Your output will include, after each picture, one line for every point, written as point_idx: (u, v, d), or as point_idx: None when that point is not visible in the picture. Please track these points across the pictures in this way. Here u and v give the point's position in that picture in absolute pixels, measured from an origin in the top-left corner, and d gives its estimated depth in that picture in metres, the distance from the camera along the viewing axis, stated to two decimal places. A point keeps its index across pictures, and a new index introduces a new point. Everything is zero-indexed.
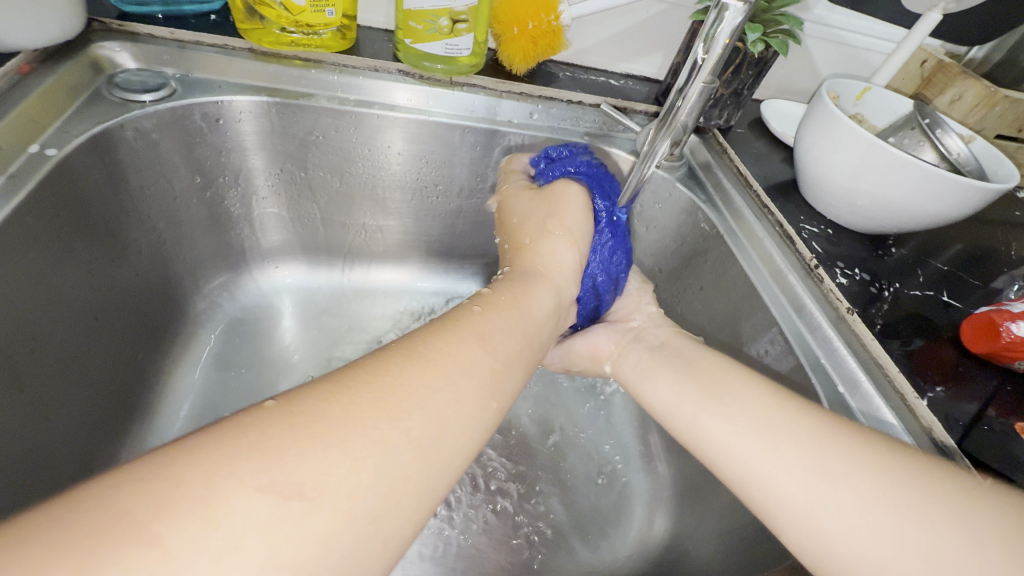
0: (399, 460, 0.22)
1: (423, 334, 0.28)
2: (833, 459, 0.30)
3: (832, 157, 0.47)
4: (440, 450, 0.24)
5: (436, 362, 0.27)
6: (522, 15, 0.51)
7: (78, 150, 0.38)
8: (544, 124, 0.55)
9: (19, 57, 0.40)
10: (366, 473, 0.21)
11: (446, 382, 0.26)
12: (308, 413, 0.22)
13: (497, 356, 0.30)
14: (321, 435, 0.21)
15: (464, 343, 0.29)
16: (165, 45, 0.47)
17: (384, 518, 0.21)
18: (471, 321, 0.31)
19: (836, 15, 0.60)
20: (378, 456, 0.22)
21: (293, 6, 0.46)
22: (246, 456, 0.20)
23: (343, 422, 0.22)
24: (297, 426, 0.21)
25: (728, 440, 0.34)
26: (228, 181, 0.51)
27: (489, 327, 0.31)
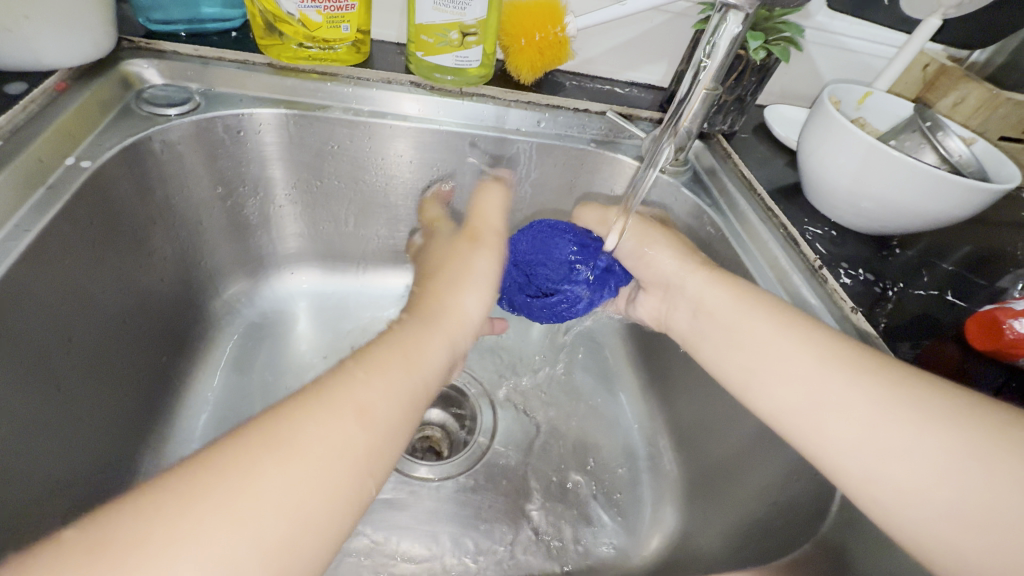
0: (256, 547, 0.24)
1: (297, 407, 0.29)
2: (886, 404, 0.33)
3: (834, 161, 0.48)
4: (306, 525, 0.26)
5: (306, 438, 0.27)
6: (529, 27, 0.53)
7: (110, 162, 0.40)
8: (552, 132, 0.56)
9: (56, 76, 0.42)
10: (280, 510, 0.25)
11: (311, 455, 0.27)
12: (156, 505, 0.24)
13: (380, 426, 0.30)
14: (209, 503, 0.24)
15: (335, 414, 0.29)
16: (189, 62, 0.49)
17: (322, 544, 0.26)
18: (348, 387, 0.30)
19: (837, 22, 0.61)
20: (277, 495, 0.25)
21: (310, 22, 0.48)
22: (152, 533, 0.23)
23: (198, 516, 0.24)
24: (151, 527, 0.23)
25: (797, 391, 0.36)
26: (247, 190, 0.53)
27: (371, 394, 0.30)
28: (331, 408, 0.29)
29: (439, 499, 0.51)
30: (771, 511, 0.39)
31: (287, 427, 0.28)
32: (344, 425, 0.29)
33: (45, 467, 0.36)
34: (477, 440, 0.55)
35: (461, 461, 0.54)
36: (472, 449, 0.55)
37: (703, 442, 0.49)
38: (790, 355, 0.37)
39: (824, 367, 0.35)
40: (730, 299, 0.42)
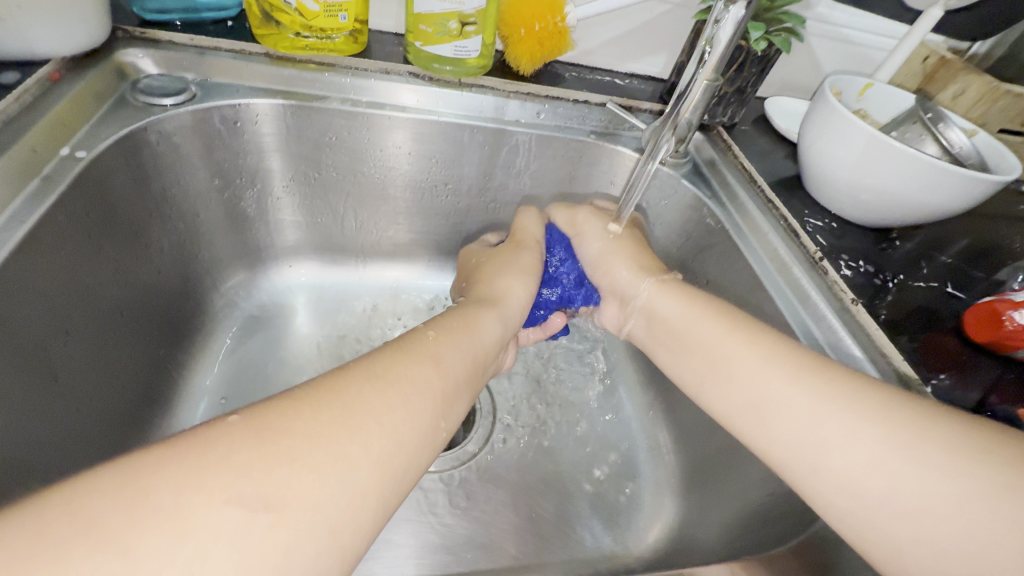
0: (358, 473, 0.24)
1: (380, 357, 0.29)
2: (868, 412, 0.30)
3: (835, 152, 0.47)
4: (395, 462, 0.26)
5: (393, 380, 0.28)
6: (529, 17, 0.53)
7: (106, 152, 0.40)
8: (551, 124, 0.56)
9: (50, 65, 0.41)
10: (379, 449, 0.25)
11: (401, 395, 0.28)
12: (259, 425, 0.23)
13: (450, 380, 0.31)
14: (331, 426, 0.24)
15: (416, 363, 0.30)
16: (185, 52, 0.49)
17: (392, 493, 0.25)
18: (423, 344, 0.32)
19: (838, 13, 0.60)
20: (379, 432, 0.26)
21: (307, 12, 0.48)
22: (271, 445, 0.22)
23: (306, 437, 0.23)
24: (259, 442, 0.22)
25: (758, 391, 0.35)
26: (245, 182, 0.52)
27: (443, 351, 0.32)
28: (414, 357, 0.30)
29: (438, 492, 0.51)
30: (769, 502, 0.39)
31: (380, 373, 0.28)
32: (426, 371, 0.30)
33: (43, 460, 0.36)
34: (477, 433, 0.55)
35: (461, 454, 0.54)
36: (472, 443, 0.55)
37: (702, 434, 0.49)
38: (762, 369, 0.35)
39: (782, 370, 0.34)
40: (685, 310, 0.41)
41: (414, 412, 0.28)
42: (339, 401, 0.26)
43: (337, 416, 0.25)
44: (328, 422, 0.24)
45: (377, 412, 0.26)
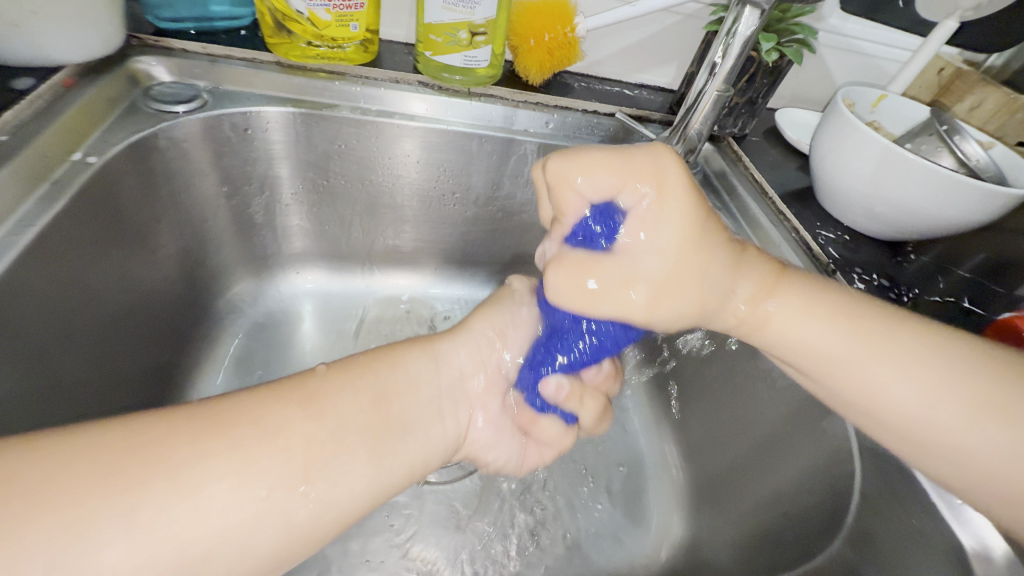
0: (149, 558, 0.21)
1: (257, 397, 0.26)
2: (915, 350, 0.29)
3: (848, 163, 0.47)
4: (212, 542, 0.22)
5: (249, 436, 0.24)
6: (538, 27, 0.53)
7: (116, 157, 0.40)
8: (560, 133, 0.56)
9: (63, 71, 0.42)
10: (238, 486, 0.23)
11: (248, 454, 0.24)
12: (56, 459, 0.21)
13: (334, 438, 0.27)
14: (200, 454, 0.23)
15: (289, 413, 0.26)
16: (197, 60, 0.49)
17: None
18: (313, 384, 0.28)
19: (850, 24, 0.60)
20: (249, 467, 0.24)
21: (319, 21, 0.48)
22: (64, 495, 0.20)
23: (96, 490, 0.20)
24: (40, 483, 0.20)
25: (818, 343, 0.30)
26: (253, 189, 0.53)
27: (335, 393, 0.28)
28: (294, 405, 0.26)
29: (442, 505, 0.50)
30: (781, 522, 0.38)
31: (239, 427, 0.24)
32: (300, 424, 0.26)
33: None
34: None
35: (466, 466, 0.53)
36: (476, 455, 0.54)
37: (711, 450, 0.48)
38: (810, 316, 0.30)
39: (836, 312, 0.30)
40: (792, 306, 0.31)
41: (298, 456, 0.25)
42: (225, 420, 0.24)
43: (213, 435, 0.24)
44: (199, 445, 0.23)
45: (257, 447, 0.24)
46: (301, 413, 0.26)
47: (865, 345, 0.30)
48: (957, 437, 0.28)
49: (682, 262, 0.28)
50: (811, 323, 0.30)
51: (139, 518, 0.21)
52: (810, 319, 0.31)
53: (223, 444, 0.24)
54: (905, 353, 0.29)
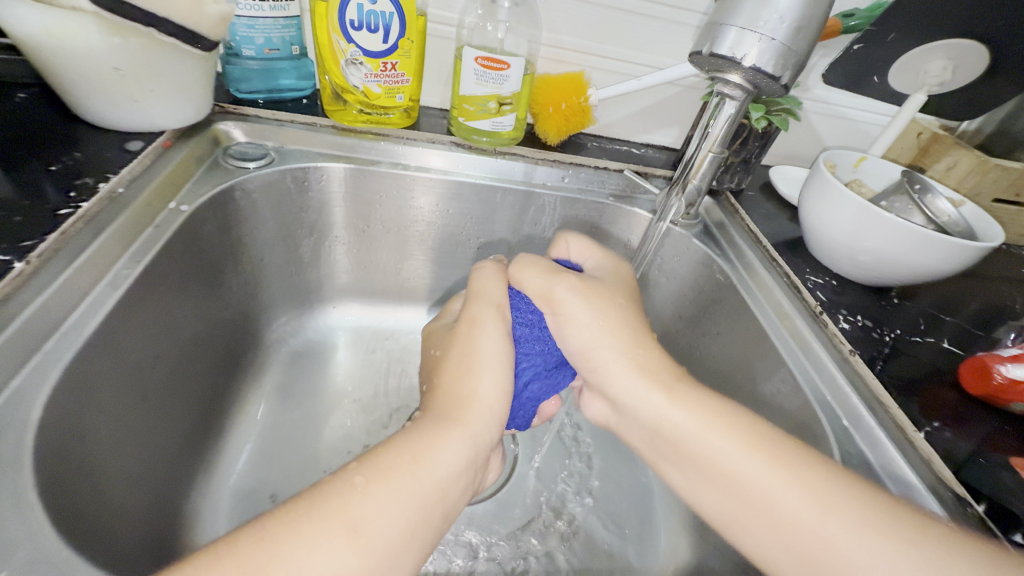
0: None
1: (276, 531, 0.26)
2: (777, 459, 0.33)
3: (831, 217, 0.53)
4: None
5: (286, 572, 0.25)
6: (556, 97, 0.61)
7: (201, 206, 0.48)
8: (574, 187, 0.63)
9: (164, 135, 0.50)
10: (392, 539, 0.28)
11: None
12: None
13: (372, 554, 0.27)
14: (312, 541, 0.26)
15: (320, 540, 0.26)
16: (267, 124, 0.58)
17: None
18: (345, 500, 0.28)
19: (834, 95, 0.67)
20: (370, 520, 0.28)
21: (371, 93, 0.57)
22: None
23: None
24: None
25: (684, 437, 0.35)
26: (305, 232, 0.60)
27: (365, 506, 0.28)
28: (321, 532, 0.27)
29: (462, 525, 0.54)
30: None
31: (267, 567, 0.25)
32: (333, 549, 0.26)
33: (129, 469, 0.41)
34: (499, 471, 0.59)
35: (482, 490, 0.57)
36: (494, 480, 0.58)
37: None
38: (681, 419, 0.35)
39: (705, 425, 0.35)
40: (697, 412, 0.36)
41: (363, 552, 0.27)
42: (251, 569, 0.24)
43: None
44: (314, 526, 0.27)
45: (372, 515, 0.28)
46: (400, 465, 0.31)
47: (692, 411, 0.36)
48: (754, 498, 0.32)
49: (614, 300, 0.41)
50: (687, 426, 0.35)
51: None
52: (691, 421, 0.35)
53: (343, 525, 0.27)
54: (720, 431, 0.35)
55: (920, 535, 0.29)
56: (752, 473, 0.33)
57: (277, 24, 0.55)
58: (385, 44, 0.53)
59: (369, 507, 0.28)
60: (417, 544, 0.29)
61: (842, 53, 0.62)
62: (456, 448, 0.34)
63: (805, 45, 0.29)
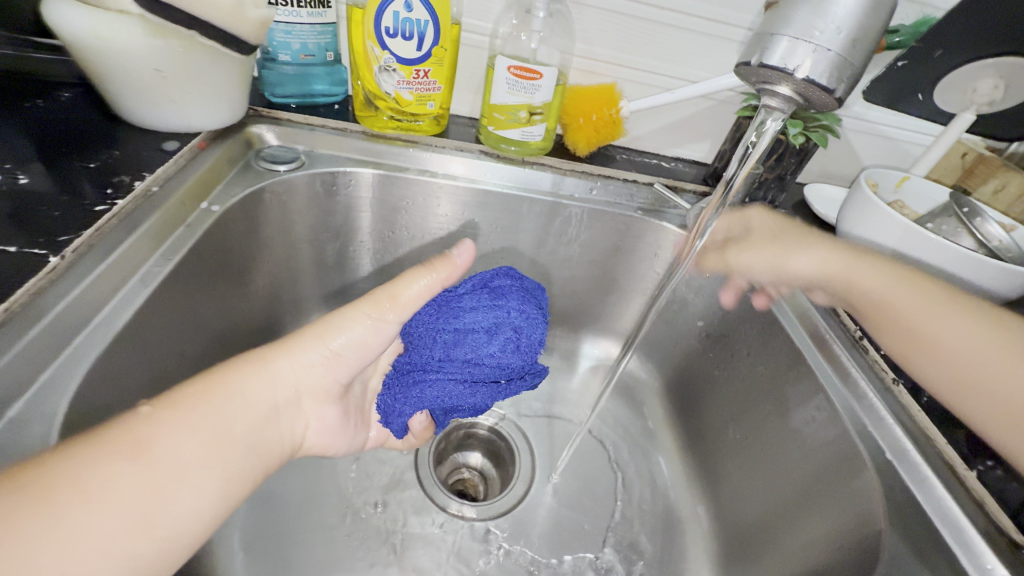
0: None
1: (49, 458, 0.25)
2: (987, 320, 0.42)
3: (872, 238, 0.50)
4: None
5: (72, 494, 0.25)
6: (588, 108, 0.60)
7: (232, 208, 0.48)
8: (603, 199, 0.62)
9: (200, 136, 0.51)
10: (192, 454, 0.30)
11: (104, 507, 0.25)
12: None
13: (175, 474, 0.28)
14: (113, 460, 0.27)
15: (111, 460, 0.26)
16: (299, 128, 0.58)
17: None
18: (128, 426, 0.28)
19: (874, 112, 0.65)
20: (168, 450, 0.29)
21: (402, 100, 0.57)
22: None
23: None
24: None
25: (891, 297, 0.45)
26: (331, 237, 0.60)
27: (160, 429, 0.29)
28: (109, 451, 0.27)
29: (476, 544, 0.53)
30: None
31: (49, 486, 0.24)
32: (131, 466, 0.27)
33: None
34: (515, 488, 0.58)
35: (496, 508, 0.56)
36: (510, 497, 0.57)
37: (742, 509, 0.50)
38: (879, 280, 0.46)
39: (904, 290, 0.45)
40: (870, 271, 0.47)
41: (202, 445, 0.31)
42: (45, 487, 0.24)
43: (37, 511, 0.23)
44: (105, 447, 0.27)
45: (171, 440, 0.29)
46: (195, 400, 0.32)
47: (880, 272, 0.46)
48: (949, 345, 0.42)
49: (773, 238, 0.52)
50: (888, 284, 0.46)
51: (89, 511, 0.25)
52: (885, 281, 0.46)
53: (130, 445, 0.27)
54: (919, 288, 0.45)
55: None
56: (936, 330, 0.42)
57: (313, 31, 0.55)
58: (419, 52, 0.53)
59: (174, 429, 0.30)
60: (213, 462, 0.31)
61: (884, 70, 0.60)
62: (252, 390, 0.36)
63: (863, 58, 0.28)
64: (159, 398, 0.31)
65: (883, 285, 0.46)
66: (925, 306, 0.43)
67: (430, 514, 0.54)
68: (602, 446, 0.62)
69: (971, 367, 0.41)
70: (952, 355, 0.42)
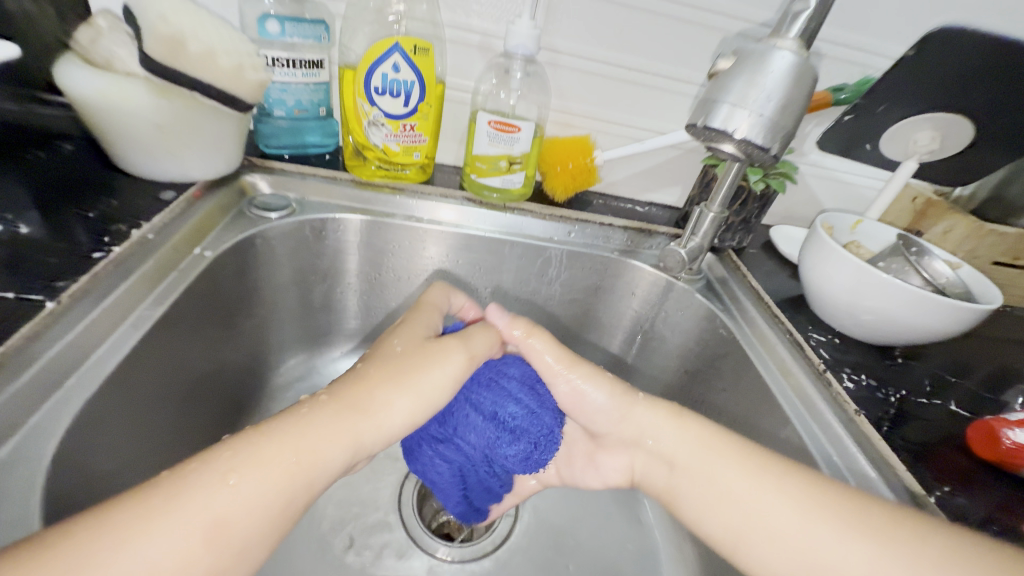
0: None
1: (129, 520, 0.25)
2: (811, 500, 0.35)
3: (830, 277, 0.54)
4: None
5: (137, 566, 0.24)
6: (563, 158, 0.65)
7: (223, 252, 0.50)
8: (580, 241, 0.65)
9: (195, 186, 0.54)
10: (247, 504, 0.29)
11: None
12: None
13: (229, 556, 0.27)
14: (171, 520, 0.26)
15: (182, 531, 0.26)
16: (291, 177, 0.62)
17: None
18: (208, 495, 0.28)
19: (830, 160, 0.70)
20: (235, 514, 0.28)
21: (390, 150, 0.61)
22: None
23: None
24: None
25: (713, 493, 0.40)
26: (318, 279, 0.62)
27: (236, 506, 0.28)
28: (178, 519, 0.26)
29: None
30: None
31: (115, 557, 0.24)
32: (196, 545, 0.26)
33: None
34: (499, 525, 0.58)
35: (480, 547, 0.56)
36: (493, 534, 0.57)
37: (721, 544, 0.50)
38: (695, 465, 0.42)
39: (723, 471, 0.40)
40: (678, 439, 0.43)
41: (272, 511, 0.29)
42: (111, 559, 0.24)
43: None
44: (184, 519, 0.26)
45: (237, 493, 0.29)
46: (282, 459, 0.31)
47: (688, 435, 0.43)
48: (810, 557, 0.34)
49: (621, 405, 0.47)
50: (715, 473, 0.40)
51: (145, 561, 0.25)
52: (705, 455, 0.41)
53: (210, 525, 0.27)
54: (730, 466, 0.40)
55: (943, 549, 0.31)
56: (766, 516, 0.37)
57: (307, 89, 0.59)
58: (405, 107, 0.57)
59: (254, 467, 0.30)
60: (267, 517, 0.29)
61: (833, 124, 0.65)
62: (326, 440, 0.33)
63: (794, 121, 0.32)
64: (241, 453, 0.30)
65: (695, 479, 0.41)
66: (759, 503, 0.37)
67: (411, 556, 0.54)
68: (583, 484, 0.63)
69: (809, 559, 0.34)
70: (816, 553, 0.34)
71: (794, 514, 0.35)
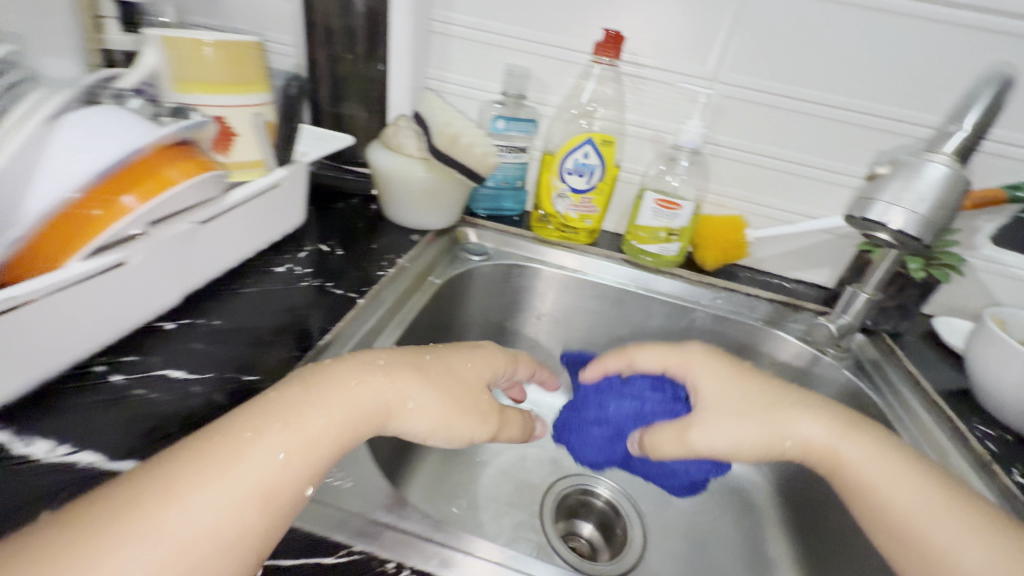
0: (231, 506, 0.30)
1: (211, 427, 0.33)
2: (905, 468, 0.42)
3: (1003, 371, 0.53)
4: (262, 500, 0.31)
5: (230, 445, 0.32)
6: (717, 233, 0.74)
7: (444, 282, 0.68)
8: (727, 307, 0.72)
9: (430, 232, 0.74)
10: (245, 453, 0.32)
11: (254, 455, 0.32)
12: (122, 507, 0.28)
13: (322, 410, 0.36)
14: (233, 419, 0.34)
15: (265, 415, 0.34)
16: (490, 231, 0.79)
17: (274, 502, 0.31)
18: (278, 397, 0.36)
19: (1007, 256, 0.69)
20: (321, 392, 0.37)
21: (569, 217, 0.76)
22: (123, 515, 0.27)
23: (151, 501, 0.28)
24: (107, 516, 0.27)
25: (817, 436, 0.45)
26: (496, 312, 0.77)
27: (302, 393, 0.37)
28: (264, 403, 0.35)
29: None
30: None
31: (192, 454, 0.31)
32: (290, 418, 0.34)
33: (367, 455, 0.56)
34: (627, 555, 0.63)
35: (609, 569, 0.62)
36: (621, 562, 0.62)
37: None
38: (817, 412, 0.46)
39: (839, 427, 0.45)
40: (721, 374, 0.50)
41: (378, 372, 0.40)
42: (171, 470, 0.30)
43: (161, 487, 0.29)
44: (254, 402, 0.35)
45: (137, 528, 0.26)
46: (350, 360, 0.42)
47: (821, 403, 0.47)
48: (887, 498, 0.41)
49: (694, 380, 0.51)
50: (823, 433, 0.45)
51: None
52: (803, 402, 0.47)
53: (299, 390, 0.37)
54: (861, 443, 0.44)
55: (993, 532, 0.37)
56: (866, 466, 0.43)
57: (513, 166, 0.78)
58: (587, 184, 0.72)
59: (170, 498, 0.29)
60: (308, 460, 0.34)
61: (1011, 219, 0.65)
62: (253, 438, 0.33)
63: (944, 219, 0.38)
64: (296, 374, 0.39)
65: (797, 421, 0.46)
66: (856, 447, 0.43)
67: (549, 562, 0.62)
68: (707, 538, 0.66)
69: (880, 496, 0.41)
70: (910, 506, 0.40)
71: (880, 459, 0.42)
